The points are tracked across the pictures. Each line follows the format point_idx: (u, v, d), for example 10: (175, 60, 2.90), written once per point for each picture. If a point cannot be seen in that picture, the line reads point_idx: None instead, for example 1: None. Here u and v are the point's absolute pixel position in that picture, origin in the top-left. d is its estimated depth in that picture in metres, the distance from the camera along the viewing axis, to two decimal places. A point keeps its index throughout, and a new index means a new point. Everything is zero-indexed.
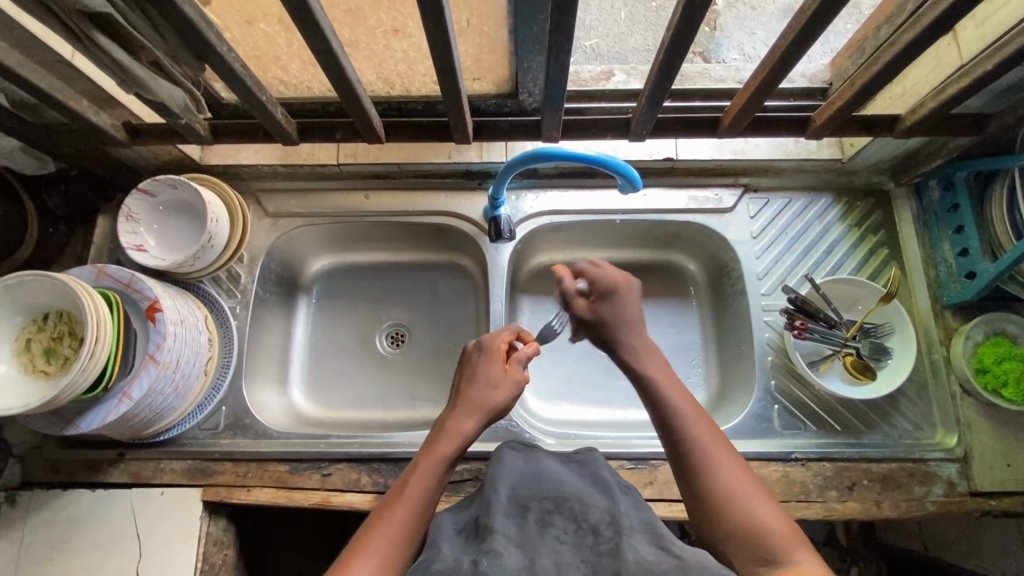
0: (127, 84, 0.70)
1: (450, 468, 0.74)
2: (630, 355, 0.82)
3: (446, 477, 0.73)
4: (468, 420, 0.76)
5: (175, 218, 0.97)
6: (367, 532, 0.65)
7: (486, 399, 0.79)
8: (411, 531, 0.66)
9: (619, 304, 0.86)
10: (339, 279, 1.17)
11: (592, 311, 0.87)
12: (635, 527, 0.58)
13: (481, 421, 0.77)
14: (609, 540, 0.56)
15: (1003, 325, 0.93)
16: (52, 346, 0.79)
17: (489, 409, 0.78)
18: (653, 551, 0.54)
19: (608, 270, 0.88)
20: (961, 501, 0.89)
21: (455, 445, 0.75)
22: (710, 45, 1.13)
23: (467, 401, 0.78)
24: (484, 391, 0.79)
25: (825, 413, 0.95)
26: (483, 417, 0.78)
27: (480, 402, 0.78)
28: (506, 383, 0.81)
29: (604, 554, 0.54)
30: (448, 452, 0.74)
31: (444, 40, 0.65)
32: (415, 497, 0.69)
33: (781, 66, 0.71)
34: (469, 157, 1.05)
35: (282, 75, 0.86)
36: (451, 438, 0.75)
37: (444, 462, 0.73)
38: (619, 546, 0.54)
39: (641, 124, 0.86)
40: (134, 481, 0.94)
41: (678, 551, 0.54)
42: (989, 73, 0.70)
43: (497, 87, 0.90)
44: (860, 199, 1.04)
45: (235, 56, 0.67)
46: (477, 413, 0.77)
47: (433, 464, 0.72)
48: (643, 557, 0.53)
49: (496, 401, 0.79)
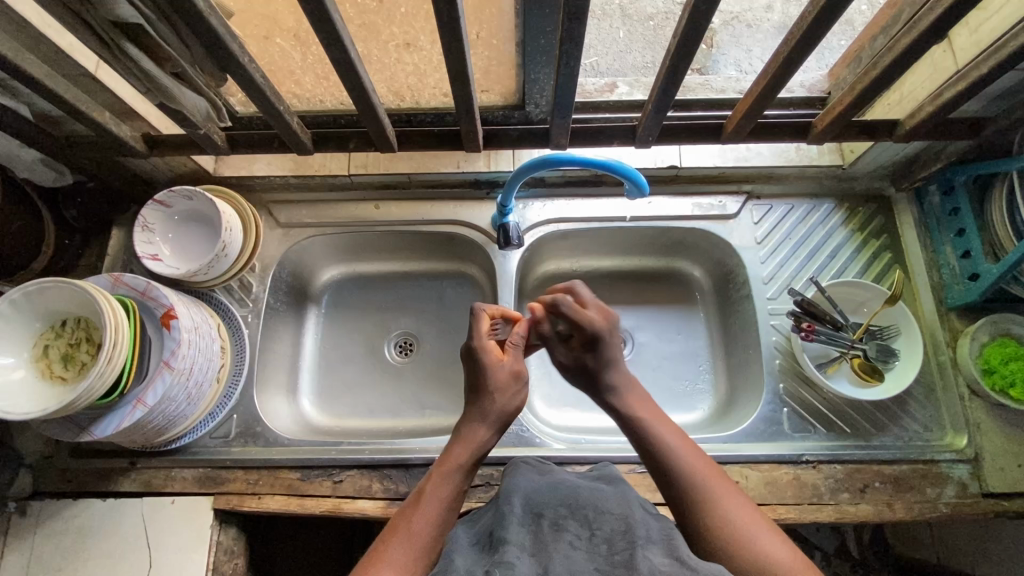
0: (152, 93, 0.73)
1: (469, 476, 0.72)
2: (613, 395, 0.78)
3: (464, 485, 0.71)
4: (482, 428, 0.74)
5: (190, 228, 0.99)
6: (383, 543, 0.64)
7: (495, 403, 0.76)
8: (431, 542, 0.64)
9: (604, 348, 0.79)
10: (348, 289, 1.18)
11: (575, 358, 0.81)
12: (651, 539, 0.57)
13: (495, 429, 0.75)
14: (623, 550, 0.55)
15: (1008, 326, 0.93)
16: (70, 352, 0.80)
17: (499, 415, 0.75)
18: (668, 561, 0.53)
19: (592, 311, 0.81)
20: (974, 503, 0.89)
21: (471, 452, 0.72)
22: (708, 61, 1.16)
23: (477, 407, 0.76)
24: (491, 396, 0.76)
25: (834, 415, 0.95)
26: (493, 423, 0.75)
27: (491, 407, 0.75)
28: (510, 380, 0.77)
29: (618, 564, 0.54)
30: (463, 461, 0.72)
31: (459, 50, 0.67)
32: (432, 507, 0.67)
33: (781, 73, 0.74)
34: (477, 167, 1.07)
35: (296, 88, 0.88)
36: (468, 445, 0.73)
37: (460, 471, 0.71)
38: (633, 558, 0.53)
39: (647, 131, 0.88)
40: (146, 489, 0.94)
41: (693, 564, 0.53)
42: (984, 76, 0.72)
43: (505, 98, 0.92)
44: (861, 205, 1.06)
45: (256, 68, 0.69)
46: (489, 420, 0.75)
47: (449, 474, 0.70)
48: (658, 566, 0.52)
49: (505, 405, 0.76)
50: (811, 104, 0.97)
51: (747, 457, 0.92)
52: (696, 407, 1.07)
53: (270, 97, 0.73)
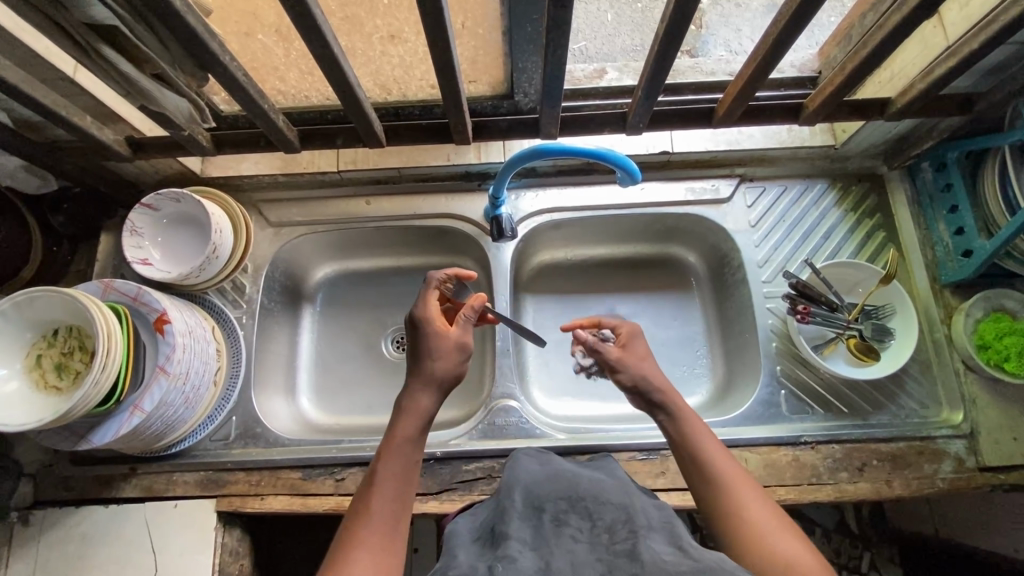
0: (132, 97, 0.71)
1: (420, 446, 0.72)
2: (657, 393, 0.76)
3: (415, 456, 0.71)
4: (425, 395, 0.73)
5: (178, 231, 0.98)
6: (350, 529, 0.63)
7: (438, 371, 0.75)
8: (394, 519, 0.65)
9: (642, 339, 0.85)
10: (342, 286, 1.18)
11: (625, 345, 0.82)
12: (652, 528, 0.58)
13: (437, 395, 0.74)
14: (625, 540, 0.56)
15: (1001, 300, 0.94)
16: (63, 361, 0.79)
17: (441, 381, 0.75)
18: (670, 551, 0.54)
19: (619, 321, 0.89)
20: (972, 477, 0.90)
21: (417, 423, 0.72)
22: (697, 42, 1.15)
23: (416, 376, 0.75)
24: (433, 363, 0.75)
25: (830, 395, 0.96)
26: (437, 390, 0.75)
27: (433, 375, 0.75)
28: (454, 351, 0.77)
29: (620, 553, 0.54)
30: (412, 432, 0.71)
31: (444, 42, 0.66)
32: (389, 485, 0.67)
33: (771, 55, 0.73)
34: (468, 159, 1.06)
35: (281, 85, 0.86)
36: (412, 418, 0.72)
37: (411, 442, 0.71)
38: (635, 547, 0.53)
39: (637, 118, 0.87)
40: (148, 494, 0.94)
41: (695, 552, 0.53)
42: (975, 52, 0.72)
43: (493, 88, 0.91)
44: (854, 184, 1.06)
45: (237, 66, 0.68)
46: (431, 388, 0.74)
47: (399, 449, 0.70)
48: (661, 556, 0.52)
49: (449, 371, 0.75)
50: (802, 84, 0.96)
51: (746, 440, 0.93)
52: (694, 391, 1.07)
53: (252, 94, 0.72)
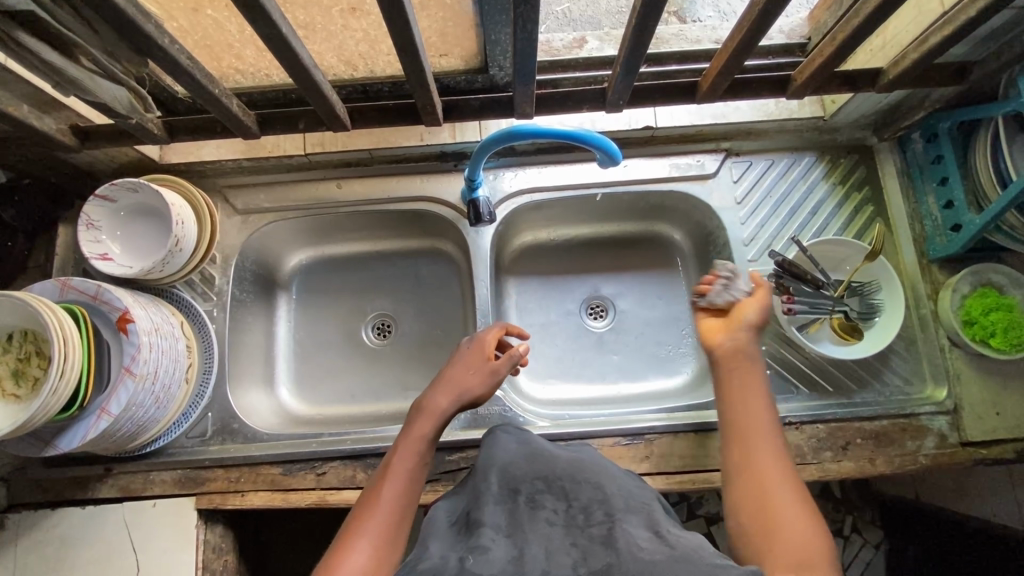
0: (63, 87, 0.66)
1: (431, 450, 0.72)
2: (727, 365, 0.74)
3: (427, 458, 0.71)
4: (446, 399, 0.75)
5: (137, 223, 0.93)
6: (355, 519, 0.64)
7: (464, 384, 0.77)
8: (397, 514, 0.64)
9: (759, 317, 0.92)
10: (318, 273, 1.14)
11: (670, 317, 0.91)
12: (628, 512, 0.57)
13: (457, 403, 0.75)
14: (601, 525, 0.55)
15: (989, 275, 0.92)
16: (21, 368, 0.76)
17: (465, 393, 0.76)
18: (647, 537, 0.53)
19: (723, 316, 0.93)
20: (953, 453, 0.91)
21: (433, 425, 0.73)
22: (684, 3, 1.08)
23: (446, 381, 0.77)
24: (463, 375, 0.78)
25: (816, 374, 0.96)
26: (458, 401, 0.76)
27: (459, 385, 0.77)
28: (485, 373, 0.78)
29: (595, 539, 0.53)
30: (427, 432, 0.72)
31: (404, 18, 0.61)
32: (399, 480, 0.67)
33: (758, 24, 0.68)
34: (442, 138, 1.01)
35: (238, 64, 0.80)
36: (430, 419, 0.73)
37: (425, 443, 0.71)
38: (612, 534, 0.52)
39: (616, 94, 0.82)
40: (125, 494, 0.92)
41: (672, 540, 0.52)
42: (973, 19, 0.67)
43: (466, 62, 0.85)
44: (843, 156, 1.03)
45: (179, 48, 0.62)
46: (454, 394, 0.76)
47: (413, 446, 0.70)
48: (637, 543, 0.51)
49: (474, 387, 0.77)
50: (791, 52, 0.92)
51: None
52: (679, 372, 1.06)
53: (199, 80, 0.67)
